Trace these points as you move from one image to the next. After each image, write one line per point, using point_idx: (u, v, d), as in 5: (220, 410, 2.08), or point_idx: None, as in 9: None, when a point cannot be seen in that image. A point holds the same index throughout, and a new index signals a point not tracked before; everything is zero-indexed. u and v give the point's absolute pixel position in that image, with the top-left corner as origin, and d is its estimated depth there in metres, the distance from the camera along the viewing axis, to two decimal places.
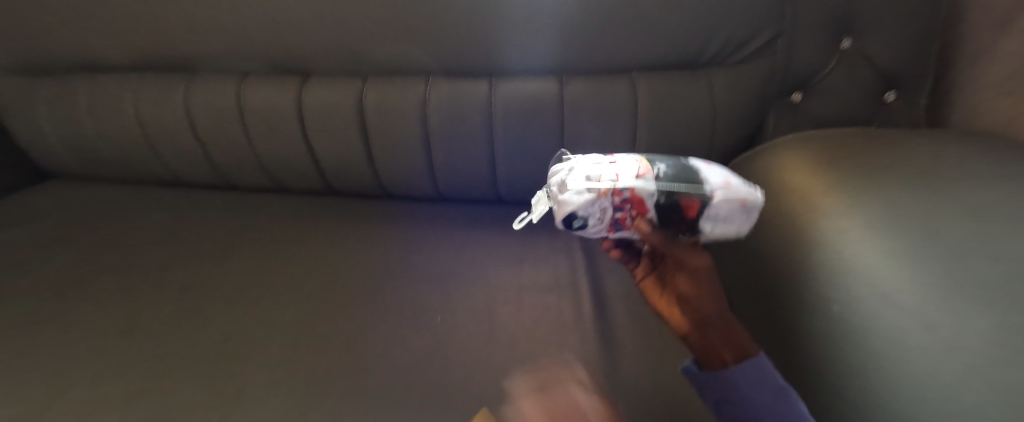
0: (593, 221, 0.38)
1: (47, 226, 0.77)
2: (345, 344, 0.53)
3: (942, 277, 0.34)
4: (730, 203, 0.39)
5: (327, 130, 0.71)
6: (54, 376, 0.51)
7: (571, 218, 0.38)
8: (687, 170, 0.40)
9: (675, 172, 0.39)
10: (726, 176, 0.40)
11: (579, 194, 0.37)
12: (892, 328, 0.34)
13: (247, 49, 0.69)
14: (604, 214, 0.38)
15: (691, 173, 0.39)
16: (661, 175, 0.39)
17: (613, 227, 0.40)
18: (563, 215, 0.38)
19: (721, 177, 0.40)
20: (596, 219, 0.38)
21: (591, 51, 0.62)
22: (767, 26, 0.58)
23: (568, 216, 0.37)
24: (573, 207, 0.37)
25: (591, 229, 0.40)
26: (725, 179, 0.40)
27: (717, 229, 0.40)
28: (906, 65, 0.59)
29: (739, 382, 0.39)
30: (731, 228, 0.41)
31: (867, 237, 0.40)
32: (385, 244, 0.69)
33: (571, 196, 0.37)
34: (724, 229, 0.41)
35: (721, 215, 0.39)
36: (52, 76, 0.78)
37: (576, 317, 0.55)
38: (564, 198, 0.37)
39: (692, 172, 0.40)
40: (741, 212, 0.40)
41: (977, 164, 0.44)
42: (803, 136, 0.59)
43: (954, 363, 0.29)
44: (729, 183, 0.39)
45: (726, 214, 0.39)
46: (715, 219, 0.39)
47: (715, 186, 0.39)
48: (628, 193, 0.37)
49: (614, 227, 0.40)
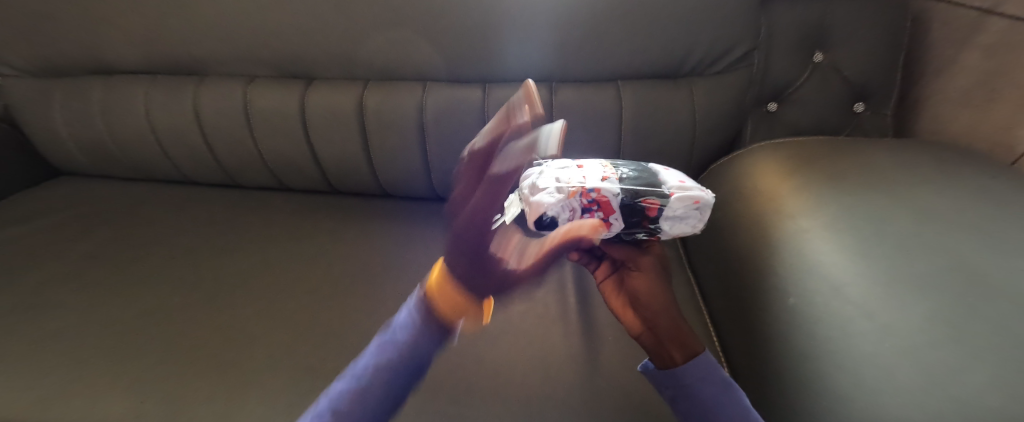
0: (563, 222, 0.39)
1: (59, 221, 0.80)
2: (344, 334, 0.57)
3: (884, 271, 0.38)
4: (686, 201, 0.39)
5: (330, 132, 0.75)
6: (71, 361, 0.54)
7: (542, 219, 0.39)
8: (643, 173, 0.42)
9: (636, 176, 0.41)
10: (682, 179, 0.42)
11: (550, 194, 0.38)
12: (838, 318, 0.38)
13: (256, 54, 0.73)
14: (572, 215, 0.39)
15: (652, 176, 0.41)
16: (624, 178, 0.40)
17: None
18: (534, 215, 0.39)
19: (677, 179, 0.42)
20: (564, 220, 0.39)
21: (580, 60, 0.65)
22: (744, 39, 0.62)
23: (539, 217, 0.39)
24: (544, 208, 0.38)
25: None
26: (682, 181, 0.41)
27: (676, 228, 0.41)
28: (875, 78, 0.62)
29: (688, 381, 0.40)
30: (688, 228, 0.41)
31: (824, 235, 0.44)
32: (382, 241, 0.72)
33: (543, 196, 0.38)
34: (683, 229, 0.41)
35: (679, 215, 0.40)
36: (68, 77, 0.82)
37: (561, 310, 0.58)
38: (536, 199, 0.39)
39: (653, 176, 0.41)
40: (699, 212, 0.40)
41: (930, 171, 0.48)
42: (778, 143, 0.61)
43: (887, 350, 0.33)
44: (683, 182, 0.41)
45: (684, 214, 0.40)
46: (674, 219, 0.40)
47: (673, 187, 0.40)
48: (594, 194, 0.39)
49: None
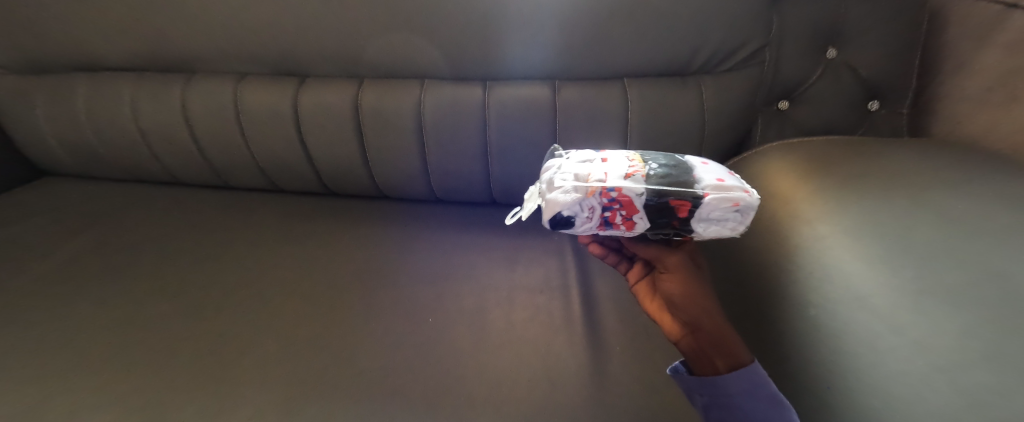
0: (582, 220, 0.37)
1: (45, 223, 0.77)
2: (339, 343, 0.54)
3: (912, 281, 0.36)
4: (722, 203, 0.36)
5: (323, 132, 0.72)
6: (53, 372, 0.52)
7: (558, 218, 0.37)
8: (676, 168, 0.39)
9: (666, 172, 0.38)
10: (722, 176, 0.38)
11: (566, 193, 0.36)
12: (864, 333, 0.35)
13: (246, 51, 0.70)
14: (591, 214, 0.37)
15: (685, 173, 0.38)
16: (651, 175, 0.38)
17: (603, 226, 0.39)
18: (549, 214, 0.37)
19: (716, 176, 0.38)
20: (582, 219, 0.37)
21: (584, 57, 0.63)
22: (755, 36, 0.59)
23: (554, 216, 0.37)
24: (559, 207, 0.36)
25: (580, 228, 0.39)
26: (721, 179, 0.38)
27: (710, 231, 0.38)
28: (890, 75, 0.60)
29: (732, 391, 0.41)
30: (726, 230, 0.38)
31: (844, 243, 0.42)
32: (379, 245, 0.70)
33: (558, 195, 0.36)
34: (719, 232, 0.38)
35: (714, 217, 0.37)
36: (50, 75, 0.79)
37: (566, 318, 0.56)
38: (550, 197, 0.37)
39: (686, 173, 0.38)
40: (737, 214, 0.37)
41: (953, 174, 0.46)
42: (790, 143, 0.59)
43: (920, 367, 0.31)
44: (721, 181, 0.37)
45: (719, 216, 0.37)
46: (708, 221, 0.37)
47: (709, 186, 0.37)
48: (615, 194, 0.36)
49: (605, 226, 0.39)
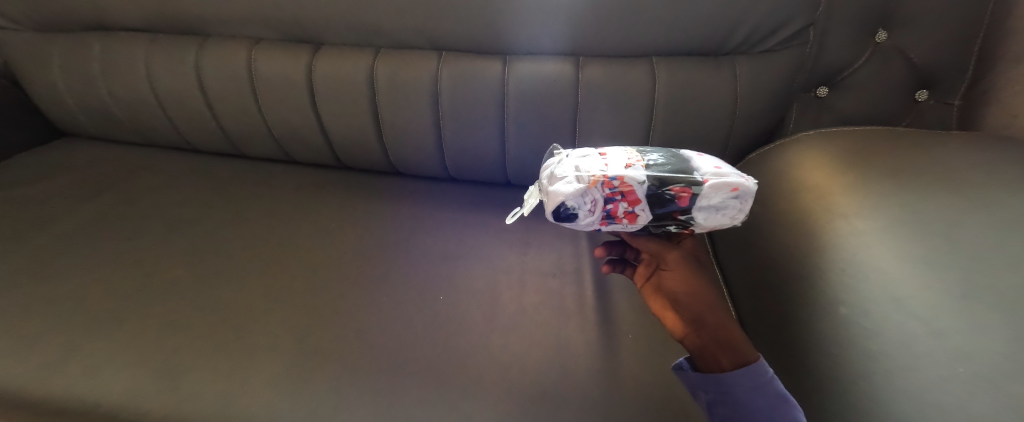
0: (583, 214, 0.34)
1: (63, 183, 0.78)
2: (346, 317, 0.54)
3: (958, 286, 0.33)
4: (723, 189, 0.34)
5: (337, 103, 0.70)
6: (72, 330, 0.53)
7: (560, 210, 0.34)
8: (673, 158, 0.37)
9: (665, 161, 0.36)
10: (718, 163, 0.36)
11: (568, 184, 0.34)
12: (902, 337, 0.33)
13: (260, 15, 0.68)
14: (593, 207, 0.34)
15: (683, 162, 0.36)
16: (651, 164, 0.35)
17: (605, 220, 0.36)
18: (552, 207, 0.34)
19: (713, 163, 0.36)
20: (584, 213, 0.34)
21: (612, 34, 0.59)
22: (799, 14, 0.54)
23: (557, 208, 0.34)
24: (561, 198, 0.33)
25: (582, 223, 0.36)
26: (718, 166, 0.36)
27: (711, 220, 0.35)
28: (946, 62, 0.55)
29: (735, 388, 0.36)
30: (727, 220, 0.36)
31: (883, 241, 0.39)
32: (391, 221, 0.69)
33: (561, 186, 0.34)
34: (719, 221, 0.36)
35: (715, 205, 0.34)
36: (65, 34, 0.78)
37: (577, 302, 0.55)
38: (552, 189, 0.34)
39: (684, 162, 0.36)
40: (737, 201, 0.35)
41: (1013, 172, 0.42)
42: (831, 132, 0.55)
43: (959, 374, 0.29)
44: (719, 168, 0.35)
45: (720, 203, 0.34)
46: (709, 209, 0.35)
47: (708, 172, 0.35)
48: (618, 183, 0.33)
49: (607, 220, 0.36)
